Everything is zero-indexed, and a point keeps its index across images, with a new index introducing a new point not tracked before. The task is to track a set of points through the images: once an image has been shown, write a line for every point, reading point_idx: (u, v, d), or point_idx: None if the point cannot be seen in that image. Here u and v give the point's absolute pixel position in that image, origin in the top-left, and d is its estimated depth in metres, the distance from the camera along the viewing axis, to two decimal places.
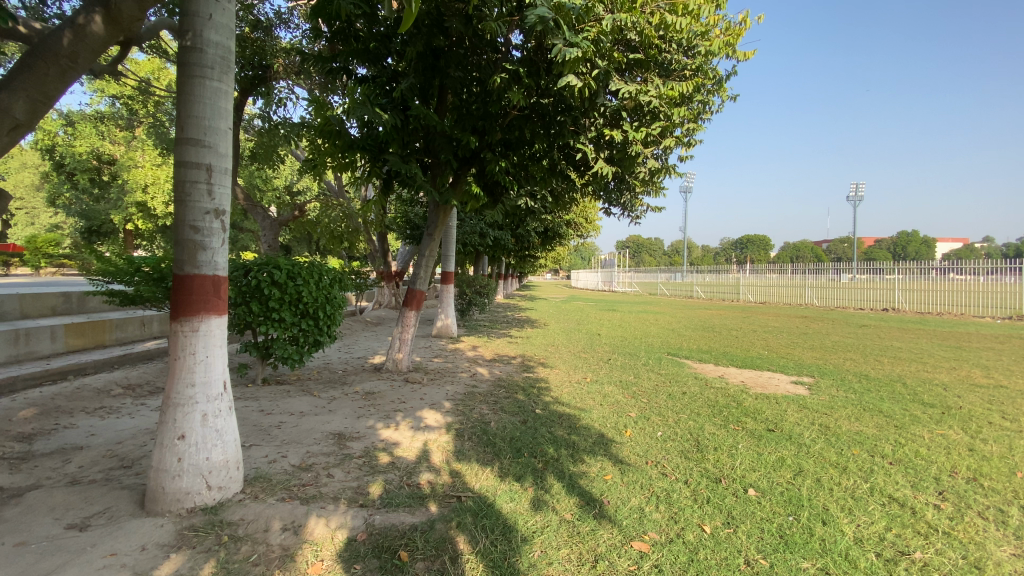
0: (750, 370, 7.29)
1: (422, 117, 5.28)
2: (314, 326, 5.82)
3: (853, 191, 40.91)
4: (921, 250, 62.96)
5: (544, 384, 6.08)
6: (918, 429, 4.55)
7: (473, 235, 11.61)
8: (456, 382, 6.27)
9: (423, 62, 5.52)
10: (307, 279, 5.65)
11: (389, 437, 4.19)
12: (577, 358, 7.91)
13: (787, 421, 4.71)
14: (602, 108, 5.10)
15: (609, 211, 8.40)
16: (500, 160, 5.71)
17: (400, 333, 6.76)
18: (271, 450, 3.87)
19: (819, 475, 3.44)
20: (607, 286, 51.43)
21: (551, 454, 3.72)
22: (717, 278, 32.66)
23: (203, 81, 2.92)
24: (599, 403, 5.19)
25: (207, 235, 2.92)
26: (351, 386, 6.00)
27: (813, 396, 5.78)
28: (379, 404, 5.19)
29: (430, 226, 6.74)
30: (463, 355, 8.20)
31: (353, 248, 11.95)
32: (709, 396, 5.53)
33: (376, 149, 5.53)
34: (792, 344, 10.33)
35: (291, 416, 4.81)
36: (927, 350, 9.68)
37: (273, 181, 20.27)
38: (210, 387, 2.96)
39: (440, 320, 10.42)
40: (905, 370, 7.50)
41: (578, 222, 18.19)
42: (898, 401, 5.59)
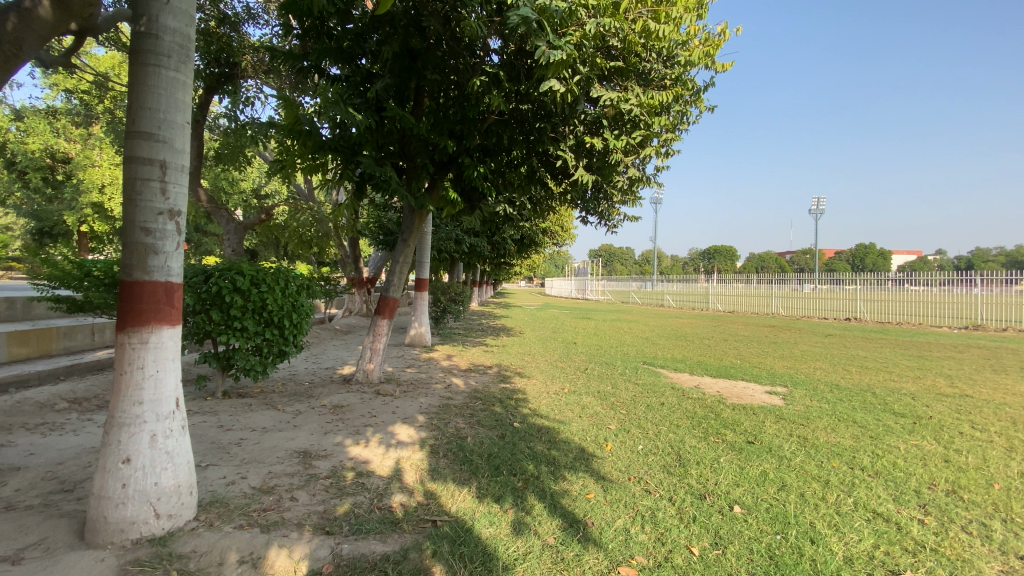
0: (725, 380, 7.30)
1: (398, 118, 5.10)
2: (279, 335, 5.53)
3: (815, 206, 42.48)
4: (877, 263, 65.75)
5: (521, 395, 5.92)
6: (893, 440, 4.58)
7: (448, 241, 11.40)
8: (430, 394, 6.05)
9: (400, 62, 5.34)
10: (273, 286, 5.35)
11: (358, 455, 3.96)
12: (554, 368, 7.77)
13: (766, 432, 4.67)
14: (582, 114, 5.03)
15: (587, 220, 8.35)
16: (478, 166, 5.58)
17: (371, 342, 6.51)
18: (230, 471, 3.58)
19: (803, 490, 3.38)
20: (580, 294, 51.78)
21: (531, 472, 3.56)
22: (687, 287, 33.24)
23: (158, 70, 2.67)
24: (578, 415, 5.06)
25: (160, 237, 2.66)
26: (318, 399, 5.71)
27: (789, 406, 5.80)
28: (349, 419, 4.93)
29: (405, 231, 6.52)
30: (437, 365, 7.97)
31: (323, 253, 11.58)
32: (688, 407, 5.47)
33: (349, 151, 5.31)
34: (763, 353, 10.47)
35: (253, 432, 4.51)
36: (892, 360, 9.95)
37: (240, 184, 19.62)
38: (160, 404, 2.69)
39: (413, 328, 10.16)
40: (873, 379, 7.67)
41: (553, 231, 18.20)
42: (870, 411, 5.65)
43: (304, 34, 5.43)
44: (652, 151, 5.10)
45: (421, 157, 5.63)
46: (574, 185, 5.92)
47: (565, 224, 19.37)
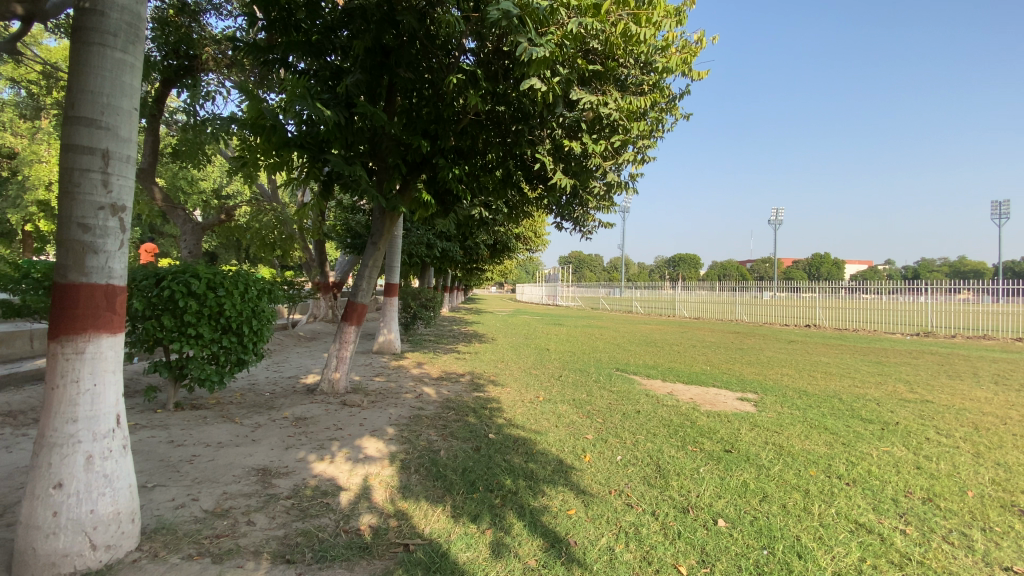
0: (697, 387, 7.31)
1: (369, 115, 4.88)
2: (237, 343, 5.20)
3: (775, 217, 44.03)
4: (833, 272, 68.64)
5: (495, 404, 5.74)
6: (865, 446, 4.63)
7: (419, 246, 11.13)
8: (400, 403, 5.81)
9: (372, 58, 5.14)
10: (232, 291, 5.02)
11: (322, 472, 3.70)
12: (527, 376, 7.62)
13: (742, 440, 4.63)
14: (561, 118, 4.93)
15: (561, 225, 8.25)
16: (453, 167, 5.42)
17: (337, 350, 6.21)
18: (179, 492, 3.28)
19: (784, 500, 3.33)
20: (550, 300, 51.98)
21: (508, 487, 3.40)
22: (654, 294, 33.76)
23: (102, 50, 2.38)
24: (554, 425, 4.92)
25: (101, 235, 2.38)
26: (280, 411, 5.39)
27: (761, 412, 5.81)
28: (312, 432, 4.65)
29: (375, 234, 6.27)
30: (407, 373, 7.70)
31: (287, 256, 11.13)
32: (664, 415, 5.41)
33: (316, 149, 5.05)
34: (731, 360, 10.61)
35: (207, 448, 4.18)
36: (853, 366, 10.24)
37: (200, 183, 18.77)
38: (97, 422, 2.39)
39: (382, 335, 9.84)
40: (838, 385, 7.83)
41: (526, 236, 18.13)
42: (840, 417, 5.72)
43: (271, 25, 5.17)
44: (631, 157, 5.03)
45: (393, 157, 5.43)
46: (551, 190, 5.81)
47: (536, 230, 19.30)
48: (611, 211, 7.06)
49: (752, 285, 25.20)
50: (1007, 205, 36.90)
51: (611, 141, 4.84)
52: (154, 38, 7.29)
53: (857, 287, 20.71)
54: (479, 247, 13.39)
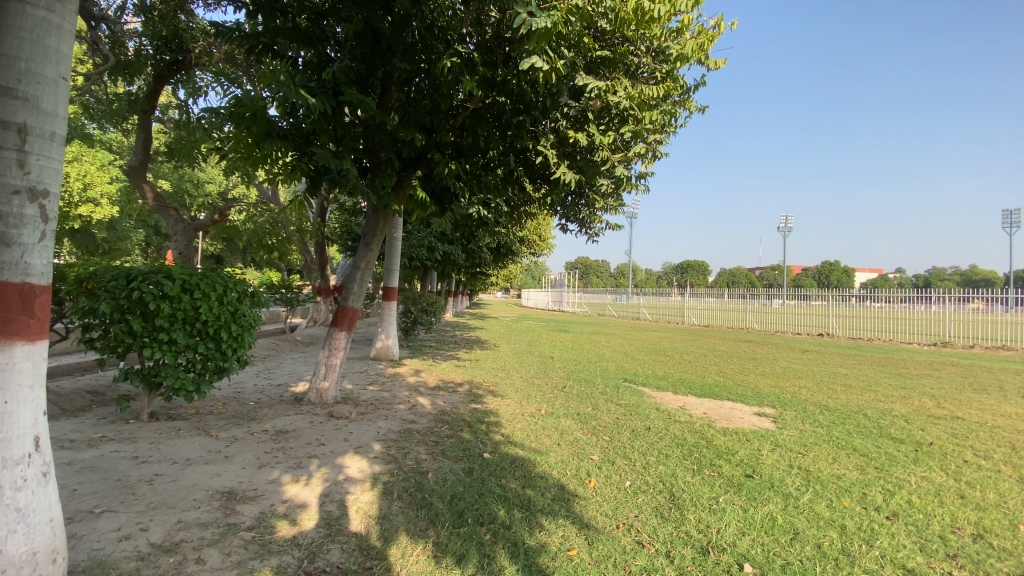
0: (710, 400, 6.84)
1: (358, 104, 4.49)
2: (215, 350, 4.83)
3: (784, 224, 43.31)
4: (842, 279, 67.72)
5: (493, 418, 5.32)
6: (901, 471, 4.13)
7: (420, 249, 10.79)
8: (391, 416, 5.41)
9: (363, 45, 4.77)
10: (209, 293, 4.66)
11: (294, 497, 3.31)
12: (530, 386, 7.19)
13: (763, 463, 4.19)
14: (565, 108, 4.52)
15: (566, 228, 7.85)
16: (449, 163, 5.03)
17: (326, 357, 5.84)
18: (128, 521, 2.89)
19: (819, 540, 2.88)
20: (556, 306, 51.53)
21: (501, 520, 2.98)
22: (661, 300, 33.21)
23: (22, 7, 2.04)
24: (556, 443, 4.50)
25: (15, 224, 2.01)
26: (261, 423, 5.01)
27: (781, 430, 5.35)
28: (291, 449, 4.27)
29: (367, 234, 5.88)
30: (403, 382, 7.30)
31: (284, 258, 10.82)
32: (676, 432, 4.96)
33: (303, 140, 4.69)
34: (744, 370, 10.13)
35: (172, 467, 3.81)
36: (874, 378, 9.69)
37: (204, 185, 18.61)
38: (7, 445, 2.01)
39: (380, 341, 9.47)
40: (860, 399, 7.34)
41: (531, 240, 17.77)
42: (867, 435, 5.25)
43: (255, 9, 4.76)
44: (642, 150, 4.62)
45: (385, 152, 5.05)
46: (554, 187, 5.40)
47: (541, 233, 18.94)
48: (620, 211, 6.68)
49: (759, 293, 24.68)
50: (1017, 213, 36.23)
51: (619, 132, 4.43)
52: (145, 33, 7.12)
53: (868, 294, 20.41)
54: (483, 250, 13.02)
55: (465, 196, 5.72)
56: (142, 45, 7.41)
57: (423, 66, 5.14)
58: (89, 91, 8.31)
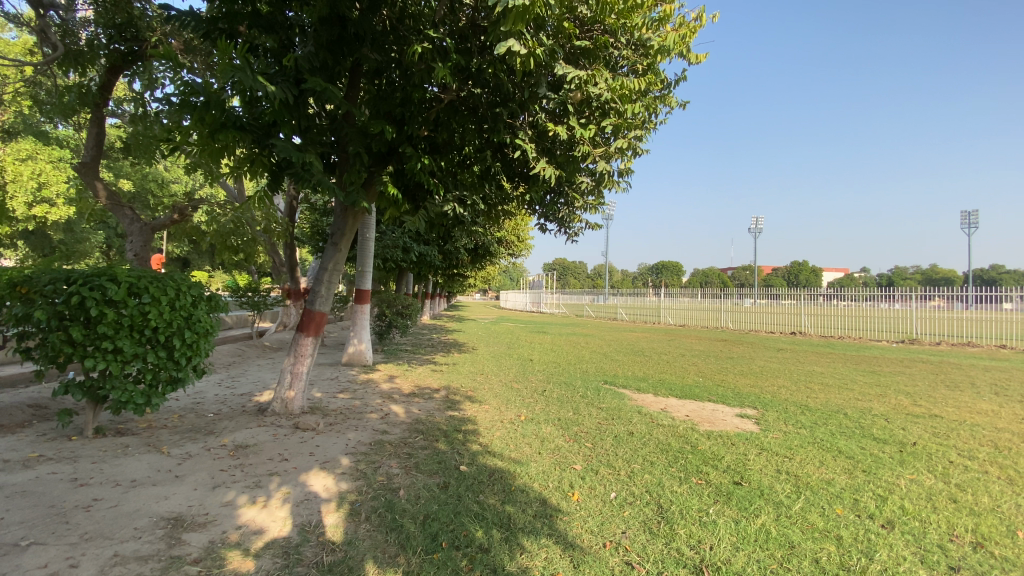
0: (692, 402, 6.72)
1: (323, 93, 4.18)
2: (167, 359, 4.45)
3: (755, 225, 44.09)
4: (810, 279, 69.56)
5: (471, 427, 5.06)
6: (888, 474, 4.07)
7: (394, 250, 10.44)
8: (362, 426, 5.10)
9: (329, 32, 4.45)
10: (159, 296, 4.27)
11: (249, 522, 3.00)
12: (508, 391, 6.94)
13: (751, 468, 4.04)
14: (544, 100, 4.30)
15: (546, 228, 7.66)
16: (422, 157, 4.76)
17: (292, 364, 5.49)
18: (56, 555, 2.55)
19: (817, 554, 2.72)
20: (535, 307, 51.48)
21: (479, 543, 2.73)
22: (638, 300, 33.40)
23: None
24: (537, 452, 4.27)
25: None
26: (219, 437, 4.64)
27: (766, 432, 5.22)
28: (250, 466, 3.94)
29: (336, 234, 5.55)
30: (375, 389, 6.99)
31: (251, 260, 10.33)
32: (660, 437, 4.79)
33: (263, 132, 4.35)
34: (722, 370, 10.10)
35: (115, 491, 3.45)
36: (849, 376, 9.77)
37: (169, 184, 17.80)
38: None
39: (352, 346, 9.11)
40: (840, 398, 7.33)
41: (510, 240, 17.53)
42: (850, 437, 5.18)
43: None
44: (624, 145, 4.42)
45: (353, 145, 4.74)
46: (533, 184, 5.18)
47: (519, 234, 18.74)
48: (599, 209, 6.52)
49: (731, 292, 24.99)
50: (973, 214, 37.76)
51: (600, 125, 4.23)
52: (96, 20, 6.60)
53: (836, 292, 20.80)
54: (459, 251, 12.74)
55: (439, 193, 5.45)
56: (95, 35, 6.93)
57: (394, 56, 4.86)
58: (40, 82, 7.79)
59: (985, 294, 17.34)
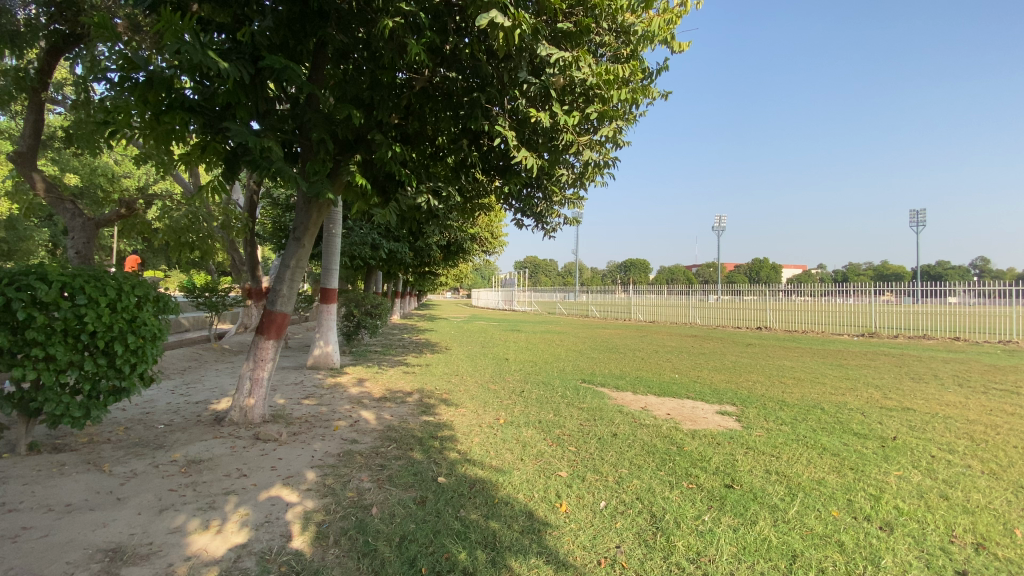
0: (671, 399, 6.61)
1: (283, 73, 3.82)
2: (108, 366, 3.98)
3: (720, 223, 45.03)
4: (772, 275, 71.75)
5: (447, 433, 4.78)
6: (876, 472, 4.02)
7: (363, 247, 10.01)
8: (329, 435, 4.75)
9: (290, 8, 4.07)
10: (97, 298, 3.81)
11: (200, 552, 2.65)
12: (484, 392, 6.67)
13: (739, 468, 3.92)
14: (525, 85, 4.04)
15: (522, 223, 7.43)
16: (393, 146, 4.45)
17: (252, 370, 5.08)
18: None
19: (822, 563, 2.58)
20: (506, 305, 51.26)
21: (463, 566, 2.48)
22: (608, 298, 33.60)
23: None
24: (519, 459, 4.03)
25: None
26: (169, 452, 4.22)
27: (749, 429, 5.13)
28: (204, 485, 3.55)
29: (298, 229, 5.15)
30: (344, 393, 6.61)
31: (209, 258, 9.74)
32: (645, 438, 4.63)
33: (217, 116, 3.95)
34: (697, 366, 10.09)
35: (45, 517, 3.02)
36: (819, 370, 9.90)
37: (120, 178, 16.76)
38: None
39: (318, 348, 8.66)
40: (815, 392, 7.36)
41: (482, 237, 17.21)
42: (832, 432, 5.14)
43: None
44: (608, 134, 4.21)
45: (317, 132, 4.39)
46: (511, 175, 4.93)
47: (491, 231, 18.44)
48: (578, 204, 6.34)
49: (696, 289, 25.40)
50: (922, 213, 39.50)
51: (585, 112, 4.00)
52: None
53: (794, 289, 21.37)
54: (431, 248, 12.37)
55: (411, 185, 5.14)
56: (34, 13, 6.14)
57: (362, 38, 4.52)
58: None
59: (932, 288, 17.68)
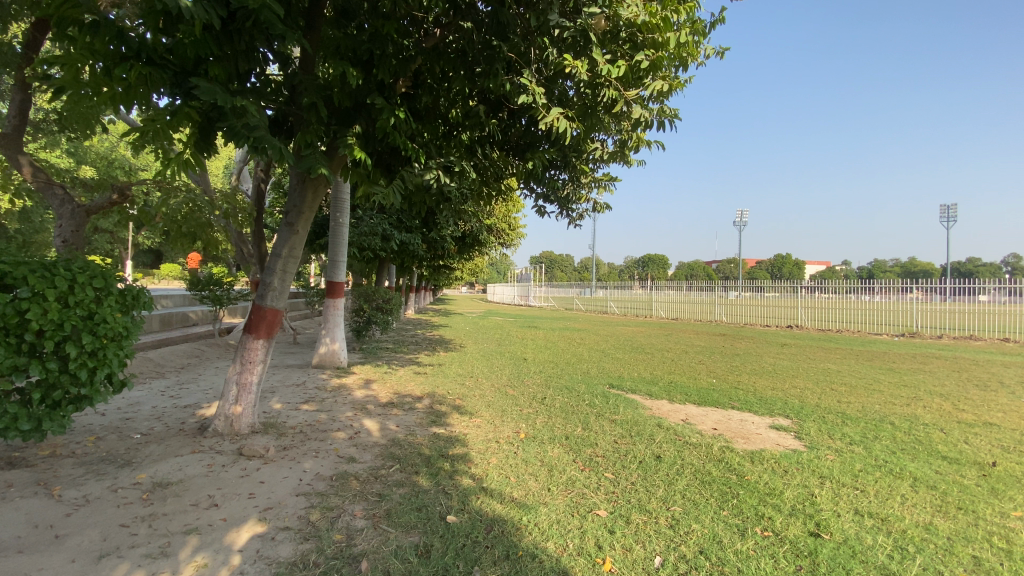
0: (714, 410, 5.81)
1: (261, 17, 3.14)
2: (60, 372, 3.39)
3: (740, 217, 43.38)
4: (795, 271, 69.60)
5: (459, 451, 4.08)
6: (993, 512, 3.22)
7: (372, 237, 9.37)
8: (324, 451, 4.10)
9: None
10: (43, 291, 3.22)
11: None
12: (502, 399, 5.96)
13: (821, 506, 3.16)
14: (558, 29, 3.30)
15: (544, 211, 6.70)
16: (396, 111, 3.74)
17: (238, 374, 4.44)
18: None
19: None
20: (523, 300, 50.54)
21: None
22: (627, 293, 32.57)
23: None
24: (548, 490, 3.32)
25: None
26: (135, 471, 3.61)
27: (814, 450, 4.34)
28: (163, 519, 2.92)
29: (291, 213, 4.47)
30: (348, 397, 5.98)
31: (213, 249, 9.24)
32: (694, 461, 3.89)
33: (183, 72, 3.28)
34: (733, 369, 9.23)
35: None
36: (870, 375, 8.94)
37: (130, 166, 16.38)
38: None
39: (324, 345, 8.06)
40: (875, 403, 6.48)
41: (499, 229, 16.50)
42: (915, 456, 4.32)
43: None
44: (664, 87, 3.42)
45: (308, 96, 3.70)
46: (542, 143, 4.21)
47: (508, 223, 17.70)
48: (608, 187, 5.59)
49: (716, 286, 24.46)
50: (954, 208, 37.49)
51: (636, 57, 3.27)
52: None
53: (818, 286, 20.38)
54: (445, 241, 11.69)
55: (419, 161, 4.42)
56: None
57: None
58: None
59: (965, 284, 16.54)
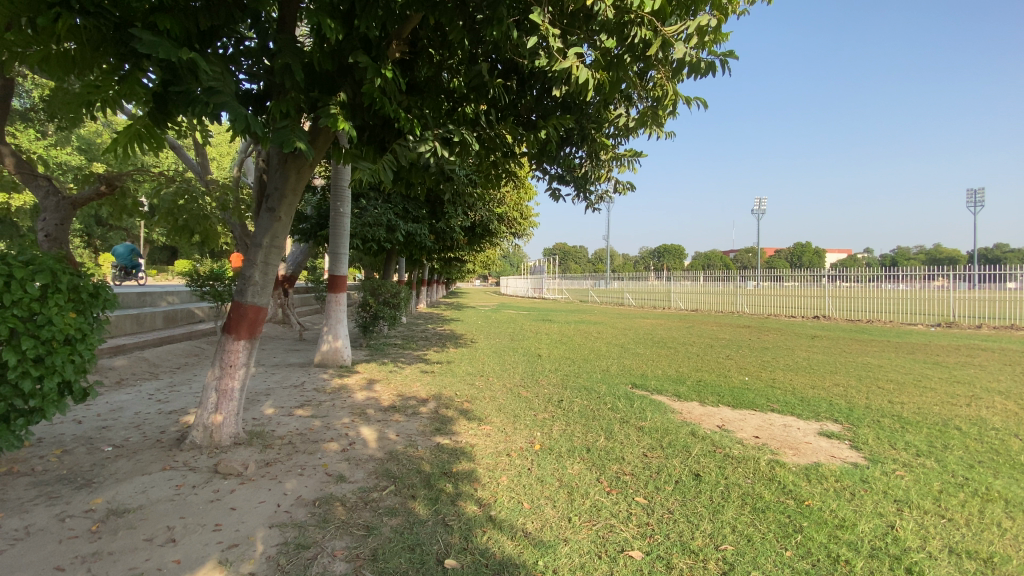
0: (751, 413, 5.19)
1: None
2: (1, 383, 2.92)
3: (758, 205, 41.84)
4: (815, 260, 67.77)
5: (465, 468, 3.54)
6: None
7: (376, 228, 8.86)
8: (311, 467, 3.59)
9: None
10: None
11: None
12: (515, 402, 5.41)
13: (907, 545, 2.55)
14: None
15: (560, 195, 6.10)
16: (385, 72, 3.18)
17: (219, 379, 3.95)
18: None
19: None
20: (537, 293, 49.77)
21: None
22: (644, 285, 31.70)
23: None
24: (570, 521, 2.76)
25: None
26: (92, 495, 3.13)
27: (877, 465, 3.72)
28: (105, 562, 2.42)
29: (273, 197, 3.93)
30: (347, 401, 5.49)
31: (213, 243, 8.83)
32: (740, 481, 3.30)
33: (127, 26, 2.73)
34: (764, 365, 8.51)
35: None
36: (917, 371, 8.14)
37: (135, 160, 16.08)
38: None
39: (326, 343, 7.58)
40: (932, 405, 5.74)
41: (511, 218, 15.91)
42: (1001, 471, 3.64)
43: None
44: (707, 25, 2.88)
45: (281, 58, 3.14)
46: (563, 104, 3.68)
47: (521, 212, 17.10)
48: (633, 164, 4.98)
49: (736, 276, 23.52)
50: (981, 193, 35.78)
51: None
52: None
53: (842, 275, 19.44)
54: (455, 231, 11.15)
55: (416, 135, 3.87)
56: None
57: None
58: None
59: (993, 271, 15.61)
